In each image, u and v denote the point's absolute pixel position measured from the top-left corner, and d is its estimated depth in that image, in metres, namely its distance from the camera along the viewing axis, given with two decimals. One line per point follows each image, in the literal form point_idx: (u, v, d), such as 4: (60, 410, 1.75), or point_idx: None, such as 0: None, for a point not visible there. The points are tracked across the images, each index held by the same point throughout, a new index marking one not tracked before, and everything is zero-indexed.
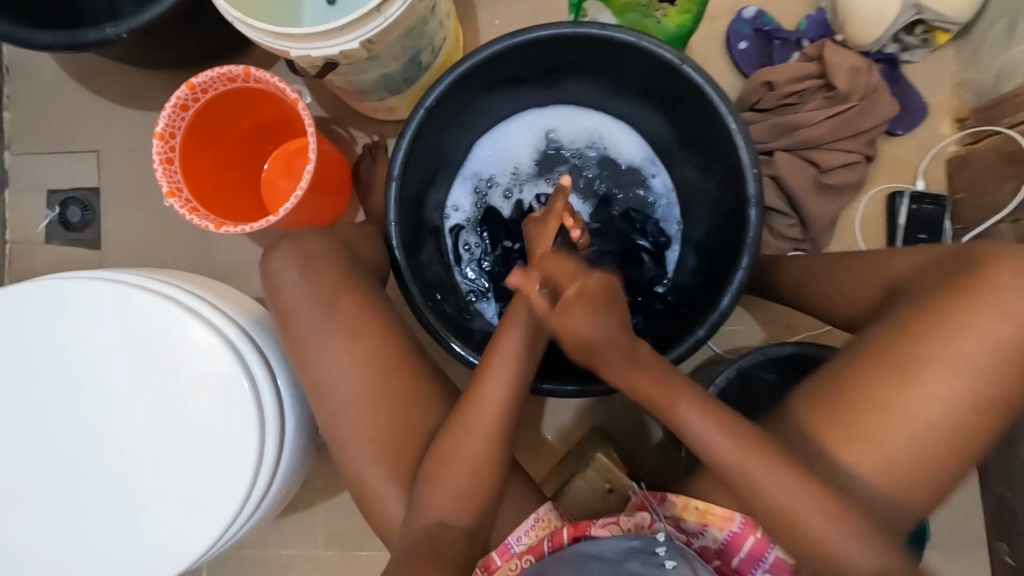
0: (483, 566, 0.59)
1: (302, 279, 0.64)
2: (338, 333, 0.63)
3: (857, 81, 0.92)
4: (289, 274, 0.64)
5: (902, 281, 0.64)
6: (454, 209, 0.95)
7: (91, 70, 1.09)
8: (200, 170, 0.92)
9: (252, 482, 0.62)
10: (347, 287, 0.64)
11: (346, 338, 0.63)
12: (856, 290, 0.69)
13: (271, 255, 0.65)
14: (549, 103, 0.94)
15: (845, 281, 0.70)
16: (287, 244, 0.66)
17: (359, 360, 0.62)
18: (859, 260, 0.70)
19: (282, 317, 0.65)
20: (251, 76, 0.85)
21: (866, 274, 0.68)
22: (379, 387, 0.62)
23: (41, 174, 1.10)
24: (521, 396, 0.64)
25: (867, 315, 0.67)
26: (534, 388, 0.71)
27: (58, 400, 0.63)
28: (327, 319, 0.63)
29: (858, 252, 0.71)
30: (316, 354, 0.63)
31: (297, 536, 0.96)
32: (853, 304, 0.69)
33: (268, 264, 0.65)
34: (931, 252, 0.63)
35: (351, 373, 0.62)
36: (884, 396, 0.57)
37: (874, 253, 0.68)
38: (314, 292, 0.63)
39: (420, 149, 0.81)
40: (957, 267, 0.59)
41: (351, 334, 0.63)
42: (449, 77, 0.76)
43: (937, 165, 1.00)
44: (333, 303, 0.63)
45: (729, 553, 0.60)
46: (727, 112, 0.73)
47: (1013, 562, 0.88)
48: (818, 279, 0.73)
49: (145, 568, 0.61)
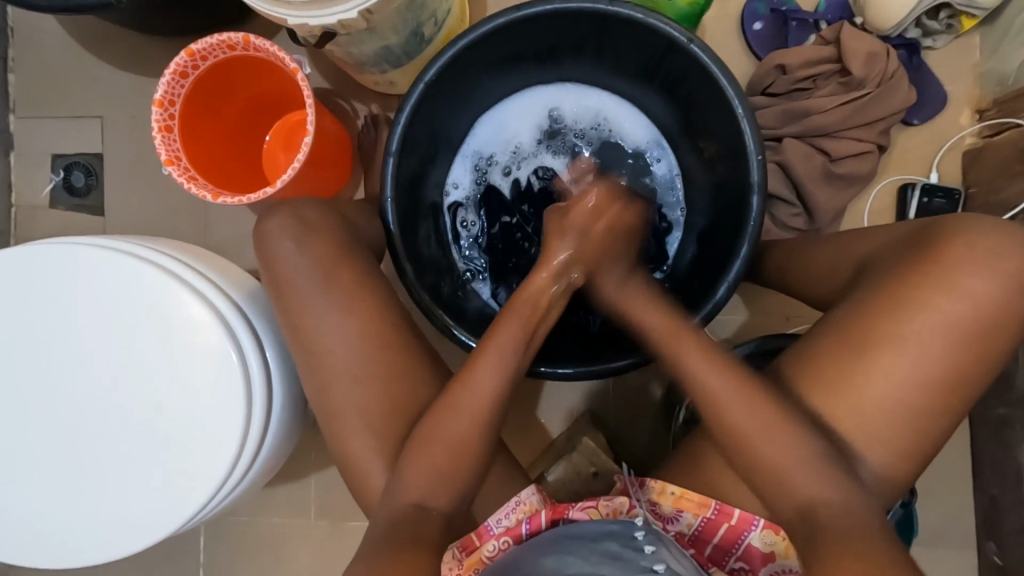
0: (461, 547, 0.60)
1: (293, 250, 0.64)
2: (329, 306, 0.63)
3: (873, 67, 0.89)
4: (273, 249, 0.64)
5: (868, 258, 0.65)
6: (454, 187, 0.94)
7: (94, 35, 1.08)
8: (199, 139, 0.91)
9: (238, 454, 0.63)
10: (340, 259, 0.64)
11: (335, 313, 0.63)
12: (824, 275, 0.70)
13: (268, 219, 0.65)
14: (553, 81, 0.92)
15: (819, 263, 0.70)
16: (277, 214, 0.66)
17: (347, 333, 0.63)
18: (832, 242, 0.70)
19: (269, 290, 0.65)
20: (251, 44, 0.83)
21: (833, 260, 0.69)
22: (367, 361, 0.63)
23: (46, 138, 1.10)
24: (512, 380, 0.63)
25: (837, 294, 0.67)
26: (534, 371, 0.71)
27: (51, 366, 0.64)
28: (317, 291, 0.63)
29: (835, 234, 0.72)
30: (304, 328, 0.63)
31: (289, 506, 0.99)
32: (825, 283, 0.69)
33: (264, 230, 0.65)
34: (895, 231, 0.64)
35: (338, 346, 0.63)
36: (869, 389, 0.57)
37: (844, 234, 0.70)
38: (304, 265, 0.63)
39: (419, 124, 0.80)
40: (924, 242, 0.60)
41: (342, 307, 0.63)
42: (450, 50, 0.75)
43: (953, 157, 0.97)
44: (320, 275, 0.63)
45: (703, 540, 0.60)
46: (733, 95, 0.71)
47: (1001, 562, 0.88)
48: (804, 267, 0.72)
49: (134, 527, 0.63)
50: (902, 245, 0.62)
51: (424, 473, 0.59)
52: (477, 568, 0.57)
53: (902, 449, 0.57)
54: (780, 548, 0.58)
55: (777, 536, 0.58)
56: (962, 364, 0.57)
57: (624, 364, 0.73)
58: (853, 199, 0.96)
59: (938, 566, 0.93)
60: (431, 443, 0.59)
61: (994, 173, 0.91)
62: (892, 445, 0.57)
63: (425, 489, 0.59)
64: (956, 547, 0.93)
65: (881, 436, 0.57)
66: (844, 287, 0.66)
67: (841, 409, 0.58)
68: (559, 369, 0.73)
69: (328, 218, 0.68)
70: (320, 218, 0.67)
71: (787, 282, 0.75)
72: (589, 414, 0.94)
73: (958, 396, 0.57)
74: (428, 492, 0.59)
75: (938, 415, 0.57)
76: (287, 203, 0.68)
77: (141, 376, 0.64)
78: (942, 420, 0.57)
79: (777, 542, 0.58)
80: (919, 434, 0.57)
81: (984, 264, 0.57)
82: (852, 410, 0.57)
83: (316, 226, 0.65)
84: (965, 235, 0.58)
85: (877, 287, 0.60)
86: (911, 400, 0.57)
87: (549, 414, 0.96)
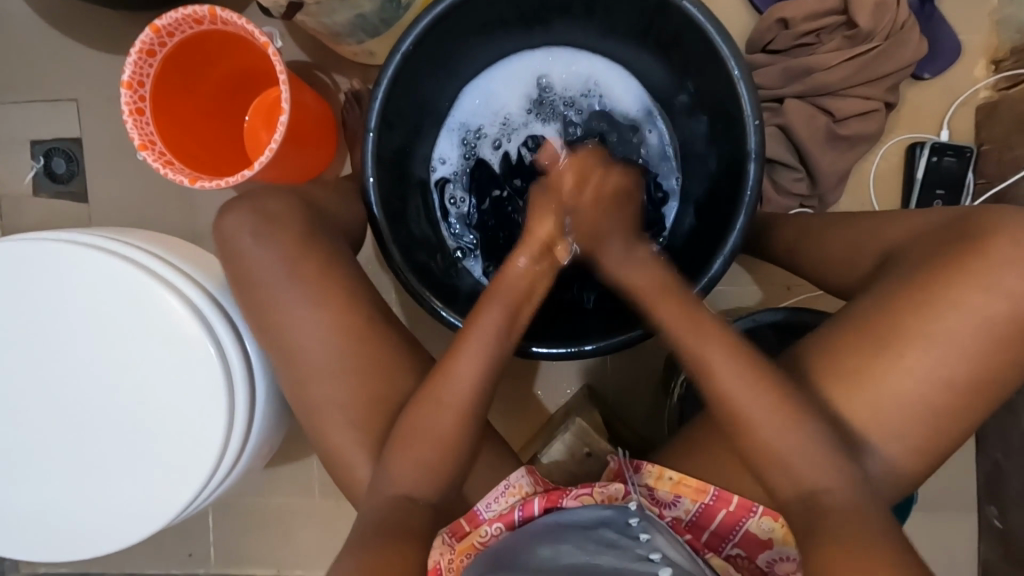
0: (450, 532, 0.59)
1: (255, 246, 0.62)
2: (304, 301, 0.62)
3: (881, 18, 0.83)
4: (236, 245, 0.63)
5: (895, 248, 0.62)
6: (441, 161, 0.90)
7: (61, 12, 1.04)
8: (174, 120, 0.87)
9: (224, 445, 0.64)
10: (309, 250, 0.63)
11: (309, 306, 0.62)
12: (842, 261, 0.67)
13: (226, 214, 0.63)
14: (540, 46, 0.87)
15: (838, 245, 0.67)
16: (233, 210, 0.64)
17: (325, 325, 0.61)
18: (854, 224, 0.68)
19: (234, 287, 0.64)
20: (218, 17, 0.79)
21: (852, 244, 0.66)
22: (353, 347, 0.62)
23: (23, 124, 1.07)
24: (492, 366, 0.62)
25: (856, 284, 0.65)
26: (519, 350, 0.69)
27: (34, 363, 0.64)
28: (291, 285, 0.62)
29: (856, 215, 0.69)
30: (285, 322, 0.62)
31: (292, 486, 1.00)
32: (842, 271, 0.67)
33: (222, 222, 0.63)
34: (930, 219, 0.61)
35: (316, 338, 0.61)
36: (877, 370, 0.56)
37: (866, 218, 0.67)
38: (264, 264, 0.62)
39: (399, 98, 0.75)
40: (962, 238, 0.57)
41: (317, 299, 0.62)
42: (426, 18, 0.70)
43: (966, 112, 0.92)
44: (296, 267, 0.62)
45: (700, 526, 0.59)
46: (729, 56, 0.67)
47: (1001, 525, 0.88)
48: (819, 246, 0.70)
49: (127, 519, 0.64)
50: (932, 236, 0.60)
51: (414, 460, 0.58)
52: (470, 554, 0.56)
53: (901, 425, 0.55)
54: (779, 535, 0.57)
55: (775, 523, 0.57)
56: (964, 338, 0.54)
57: (615, 342, 0.71)
58: (859, 160, 0.92)
59: (939, 530, 0.93)
60: (421, 430, 0.58)
61: (1009, 129, 0.86)
62: (894, 421, 0.55)
63: (413, 475, 0.58)
64: (957, 510, 0.93)
65: (881, 412, 0.55)
66: (866, 279, 0.63)
67: (837, 384, 0.56)
68: (545, 348, 0.71)
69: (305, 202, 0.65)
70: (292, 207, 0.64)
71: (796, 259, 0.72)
72: (587, 389, 0.93)
73: (964, 371, 0.55)
74: (415, 477, 0.58)
75: (942, 392, 0.55)
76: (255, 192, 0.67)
77: (126, 371, 0.64)
78: (947, 397, 0.55)
79: (776, 528, 0.57)
80: (923, 412, 0.55)
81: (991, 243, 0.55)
82: (849, 384, 0.56)
83: (283, 216, 0.63)
84: (1005, 231, 0.55)
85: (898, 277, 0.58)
86: (912, 375, 0.55)
87: (544, 390, 0.96)
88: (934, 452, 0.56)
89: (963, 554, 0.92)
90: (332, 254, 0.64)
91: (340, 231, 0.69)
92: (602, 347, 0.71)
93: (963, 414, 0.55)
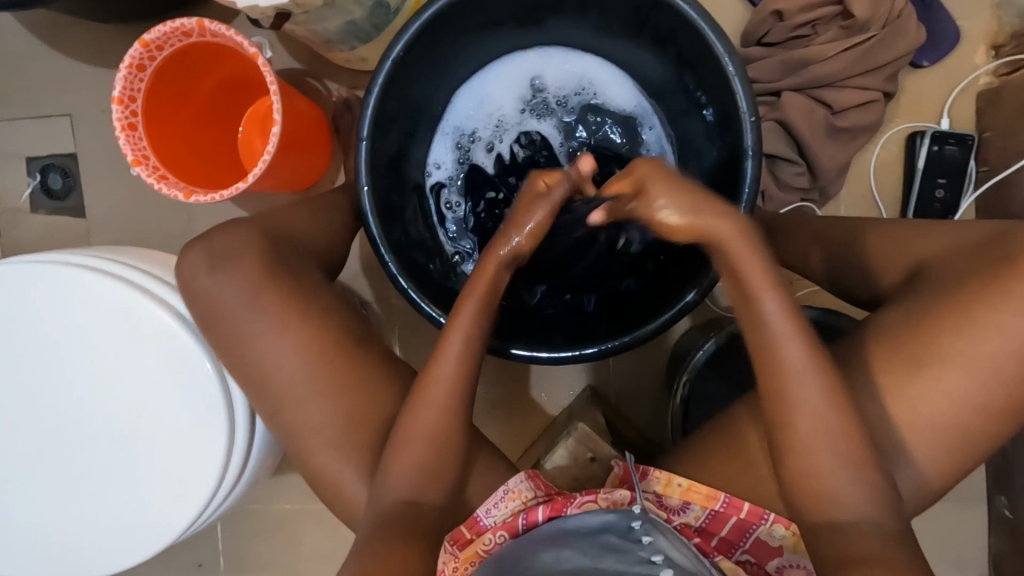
0: (451, 540, 0.58)
1: (215, 283, 0.62)
2: (267, 332, 0.61)
3: (878, 7, 0.82)
4: (197, 286, 0.62)
5: (926, 262, 0.60)
6: (436, 166, 0.89)
7: (51, 27, 1.03)
8: (166, 134, 0.86)
9: (227, 461, 0.64)
10: (270, 278, 0.63)
11: (273, 336, 0.62)
12: (870, 270, 0.65)
13: (184, 256, 0.63)
14: (532, 46, 0.86)
15: (863, 248, 0.66)
16: (189, 251, 0.63)
17: (291, 350, 0.61)
18: (881, 232, 0.65)
19: (198, 328, 0.63)
20: (206, 29, 0.78)
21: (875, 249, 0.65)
22: (323, 371, 0.62)
23: (17, 140, 1.06)
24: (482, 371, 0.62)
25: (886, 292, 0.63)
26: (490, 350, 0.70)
27: (37, 384, 0.65)
28: (253, 315, 0.62)
29: (883, 221, 0.67)
30: (260, 354, 0.62)
31: (298, 494, 1.00)
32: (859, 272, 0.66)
33: (178, 267, 0.63)
34: (965, 233, 0.60)
35: (284, 364, 0.61)
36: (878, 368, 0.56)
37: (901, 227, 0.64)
38: (225, 301, 0.62)
39: (391, 104, 0.75)
40: (996, 257, 0.56)
41: (281, 327, 0.62)
42: (415, 23, 0.69)
43: (966, 99, 0.91)
44: (257, 295, 0.62)
45: (709, 531, 0.59)
46: (724, 52, 0.66)
47: (1011, 515, 0.87)
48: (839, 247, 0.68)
49: (135, 536, 0.65)
50: (967, 249, 0.58)
51: (416, 470, 0.58)
52: (474, 562, 0.55)
53: (906, 422, 0.55)
54: (789, 542, 0.57)
55: (787, 530, 0.56)
56: (969, 334, 0.54)
57: (616, 344, 0.70)
58: (859, 150, 0.91)
59: (947, 522, 0.92)
60: (425, 440, 0.58)
61: (1011, 116, 0.85)
62: (898, 418, 0.55)
63: (418, 486, 0.58)
64: (965, 501, 0.92)
65: (883, 408, 0.55)
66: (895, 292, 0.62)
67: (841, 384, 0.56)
68: (545, 353, 0.71)
69: None
70: (256, 239, 0.65)
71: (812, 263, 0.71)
72: (589, 389, 0.93)
73: (970, 367, 0.54)
74: (419, 488, 0.58)
75: (949, 388, 0.54)
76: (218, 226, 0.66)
77: (128, 389, 0.64)
78: (955, 394, 0.54)
79: (788, 535, 0.57)
80: (927, 408, 0.55)
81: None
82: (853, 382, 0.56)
83: (244, 248, 0.63)
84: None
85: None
86: (915, 371, 0.55)
87: (546, 392, 0.96)
88: (942, 450, 0.55)
89: (972, 544, 0.92)
90: (298, 282, 0.64)
91: (305, 255, 0.69)
92: (604, 350, 0.70)
93: (971, 411, 0.54)
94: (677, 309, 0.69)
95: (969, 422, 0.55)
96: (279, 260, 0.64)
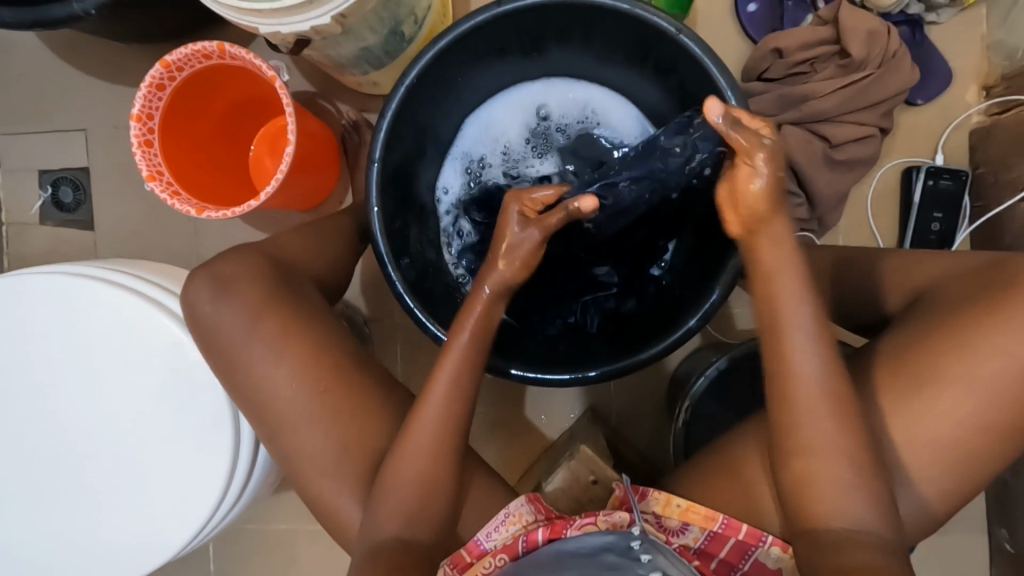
0: (451, 564, 0.58)
1: (214, 310, 0.62)
2: (270, 359, 0.62)
3: (874, 46, 0.85)
4: (197, 314, 0.63)
5: (924, 290, 0.63)
6: (445, 191, 0.91)
7: (72, 44, 1.06)
8: (180, 151, 0.88)
9: (230, 476, 0.64)
10: (267, 305, 0.63)
11: (273, 361, 0.62)
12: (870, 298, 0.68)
13: (187, 285, 0.63)
14: (539, 76, 0.89)
15: (861, 277, 0.69)
16: (195, 276, 0.64)
17: (298, 371, 0.62)
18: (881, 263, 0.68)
19: (201, 348, 0.63)
20: (226, 52, 0.80)
21: (876, 282, 0.67)
22: (317, 397, 0.61)
23: (32, 153, 1.08)
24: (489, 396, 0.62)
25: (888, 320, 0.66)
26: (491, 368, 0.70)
27: (43, 395, 0.65)
28: (253, 341, 0.62)
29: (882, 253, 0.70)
30: (260, 378, 0.62)
31: (296, 514, 0.99)
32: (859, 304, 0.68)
33: (185, 287, 0.64)
34: (962, 262, 0.62)
35: (292, 386, 0.61)
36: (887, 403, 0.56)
37: (897, 259, 0.67)
38: (227, 325, 0.62)
39: (403, 128, 0.77)
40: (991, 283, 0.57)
41: (275, 356, 0.62)
42: (429, 51, 0.71)
43: (960, 136, 0.94)
44: (257, 321, 0.62)
45: (708, 553, 0.58)
46: (726, 86, 0.68)
47: (1013, 548, 0.87)
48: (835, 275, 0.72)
49: (133, 552, 0.65)
50: (959, 277, 0.61)
51: (419, 490, 0.58)
52: None
53: (907, 453, 0.56)
54: (787, 564, 0.57)
55: (784, 553, 0.56)
56: (969, 365, 0.55)
57: (622, 367, 0.71)
58: (857, 182, 0.93)
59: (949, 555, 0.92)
60: (430, 463, 0.59)
61: (1003, 152, 0.88)
62: (900, 447, 0.56)
63: (415, 510, 0.58)
64: (966, 532, 0.92)
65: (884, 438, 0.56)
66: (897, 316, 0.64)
67: None
68: (547, 374, 0.71)
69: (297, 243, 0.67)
70: (257, 266, 0.65)
71: None
72: (590, 410, 0.94)
73: (969, 398, 0.55)
74: (418, 512, 0.58)
75: (949, 413, 0.55)
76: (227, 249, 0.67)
77: (132, 402, 0.65)
78: (955, 424, 0.55)
79: (783, 558, 0.57)
80: (928, 436, 0.55)
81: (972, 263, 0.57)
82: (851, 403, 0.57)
83: (244, 277, 0.64)
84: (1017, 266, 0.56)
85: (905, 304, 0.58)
86: (915, 399, 0.56)
87: (546, 414, 0.96)
88: (943, 481, 0.56)
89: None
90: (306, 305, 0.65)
91: (307, 279, 0.69)
92: (607, 373, 0.70)
93: (973, 442, 0.55)
94: (680, 334, 0.70)
95: (969, 447, 0.55)
96: (276, 289, 0.64)
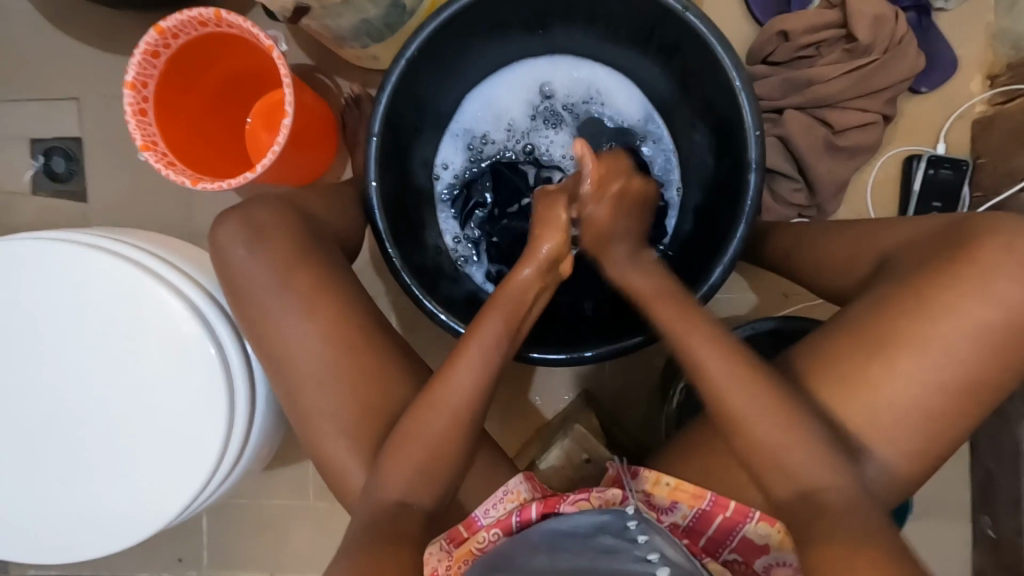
0: (449, 538, 0.58)
1: (248, 257, 0.63)
2: (293, 310, 0.62)
3: (880, 31, 0.84)
4: (229, 255, 0.63)
5: (892, 254, 0.63)
6: (444, 167, 0.90)
7: (63, 9, 1.03)
8: (175, 121, 0.86)
9: (224, 447, 0.64)
10: (298, 260, 0.63)
11: (304, 315, 0.62)
12: (842, 269, 0.68)
13: (219, 226, 0.64)
14: (543, 53, 0.87)
15: (837, 246, 0.69)
16: (224, 221, 0.64)
17: (324, 332, 0.62)
18: (856, 230, 0.68)
19: (227, 296, 0.64)
20: (223, 20, 0.78)
21: (852, 254, 0.67)
22: (326, 366, 0.62)
23: (23, 121, 1.06)
24: (484, 373, 0.62)
25: (856, 291, 0.66)
26: (517, 355, 0.69)
27: (34, 360, 0.65)
28: (283, 295, 0.63)
29: (859, 221, 0.69)
30: (282, 337, 0.62)
31: (289, 490, 0.99)
32: (844, 281, 0.67)
33: (215, 238, 0.64)
34: (923, 227, 0.62)
35: (307, 352, 0.62)
36: (882, 390, 0.56)
37: (871, 225, 0.67)
38: (252, 275, 0.63)
39: (402, 102, 0.75)
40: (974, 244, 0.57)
41: (301, 315, 0.62)
42: (431, 23, 0.70)
43: (962, 125, 0.93)
44: (289, 276, 0.63)
45: (697, 531, 0.59)
46: (731, 67, 0.67)
47: (994, 535, 0.88)
48: (810, 248, 0.72)
49: (124, 521, 0.65)
50: (929, 242, 0.61)
51: (412, 465, 0.59)
52: (468, 560, 0.55)
53: (893, 437, 0.56)
54: (775, 540, 0.57)
55: (772, 528, 0.57)
56: (959, 350, 0.55)
57: (618, 347, 0.70)
58: (857, 170, 0.93)
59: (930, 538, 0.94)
60: (423, 439, 0.59)
61: (1004, 141, 0.87)
62: (888, 431, 0.56)
63: (408, 485, 0.59)
64: (949, 518, 0.93)
65: (873, 423, 0.56)
66: (863, 283, 0.64)
67: (838, 393, 0.57)
68: (547, 355, 0.71)
69: (294, 214, 0.66)
70: (292, 224, 0.65)
71: (799, 272, 0.73)
72: (584, 394, 0.94)
73: (958, 381, 0.56)
74: (411, 486, 0.59)
75: (934, 397, 0.56)
76: (251, 199, 0.67)
77: (125, 370, 0.64)
78: (940, 407, 0.56)
79: (773, 535, 0.57)
80: (914, 419, 0.56)
81: (971, 249, 0.57)
82: (849, 386, 0.57)
83: (279, 225, 0.64)
84: (1008, 237, 0.56)
85: (899, 283, 0.59)
86: (907, 381, 0.56)
87: (542, 394, 0.96)
88: (925, 462, 0.57)
89: (955, 560, 0.93)
90: (300, 273, 0.63)
91: (331, 240, 0.69)
92: (602, 354, 0.70)
93: (955, 423, 0.56)
94: None
95: (951, 430, 0.57)
96: (308, 245, 0.65)
